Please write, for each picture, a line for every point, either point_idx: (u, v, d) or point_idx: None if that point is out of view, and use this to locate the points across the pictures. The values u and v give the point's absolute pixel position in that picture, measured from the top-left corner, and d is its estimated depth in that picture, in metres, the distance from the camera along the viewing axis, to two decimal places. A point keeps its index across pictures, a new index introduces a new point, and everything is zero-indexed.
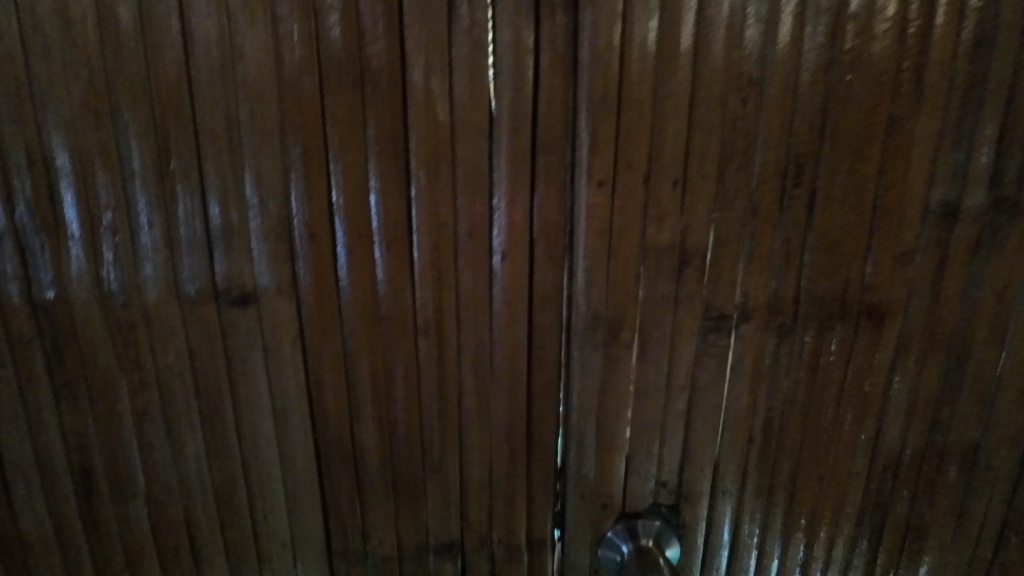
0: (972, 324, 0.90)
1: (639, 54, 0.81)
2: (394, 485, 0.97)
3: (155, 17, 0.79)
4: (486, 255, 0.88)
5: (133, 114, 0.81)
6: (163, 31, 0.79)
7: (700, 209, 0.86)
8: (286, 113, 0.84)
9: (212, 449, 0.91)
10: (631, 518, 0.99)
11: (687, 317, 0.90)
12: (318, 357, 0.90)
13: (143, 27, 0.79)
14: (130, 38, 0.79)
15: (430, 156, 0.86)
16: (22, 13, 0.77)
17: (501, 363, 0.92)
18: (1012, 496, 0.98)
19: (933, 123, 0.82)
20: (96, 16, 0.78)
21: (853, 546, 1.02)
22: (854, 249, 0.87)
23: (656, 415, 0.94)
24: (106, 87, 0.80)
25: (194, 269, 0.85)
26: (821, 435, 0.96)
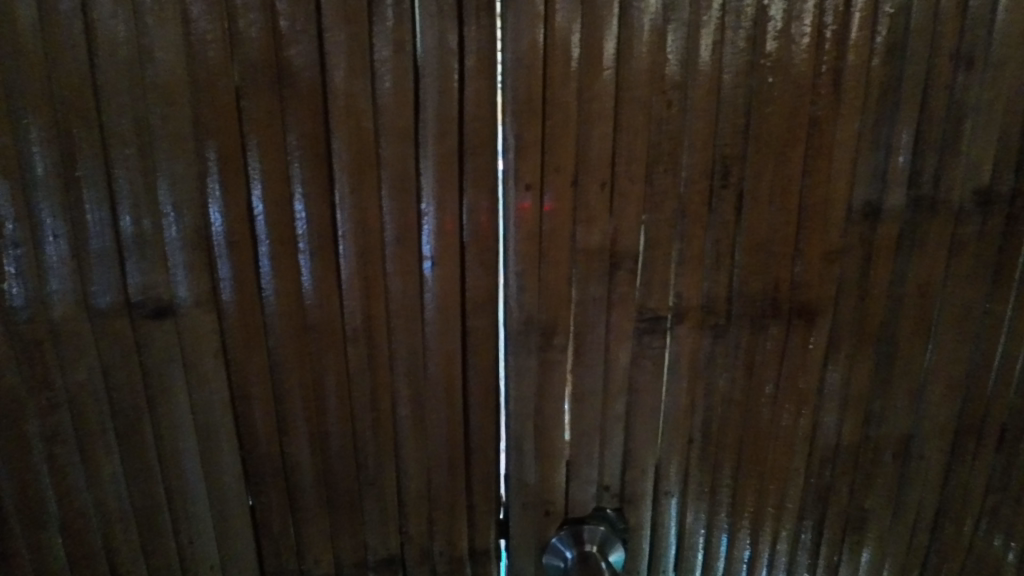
0: (896, 317, 1.01)
1: (563, 56, 0.81)
2: (330, 501, 0.94)
3: (55, 15, 0.75)
4: (416, 261, 0.85)
5: (35, 119, 0.77)
6: (66, 31, 0.76)
7: (630, 211, 0.86)
8: (200, 116, 0.80)
9: (132, 466, 0.89)
10: (575, 523, 0.99)
11: (621, 321, 0.90)
12: (245, 370, 0.88)
13: (43, 26, 0.75)
14: (29, 38, 0.75)
15: (355, 160, 0.82)
16: None
17: (435, 373, 0.89)
18: (906, 473, 1.14)
19: (845, 134, 0.91)
20: None
21: (797, 540, 1.13)
22: (783, 248, 0.92)
23: (595, 418, 0.94)
24: (4, 90, 0.76)
25: (106, 281, 0.82)
26: (760, 432, 1.02)
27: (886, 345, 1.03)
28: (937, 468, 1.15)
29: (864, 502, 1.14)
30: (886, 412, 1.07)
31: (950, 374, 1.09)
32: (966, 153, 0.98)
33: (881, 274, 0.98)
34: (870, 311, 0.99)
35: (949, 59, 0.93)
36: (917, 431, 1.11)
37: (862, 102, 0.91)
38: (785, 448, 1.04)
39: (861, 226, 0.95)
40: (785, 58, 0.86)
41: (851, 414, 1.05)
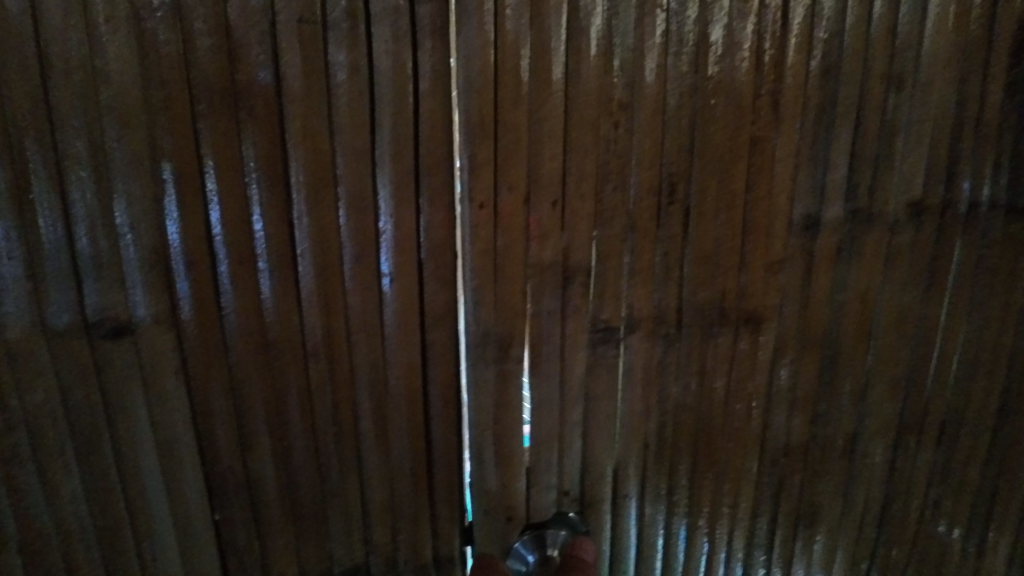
0: (837, 322, 1.07)
1: (513, 79, 0.84)
2: (295, 514, 0.95)
3: (6, 38, 0.75)
4: (374, 278, 0.88)
5: None
6: (17, 53, 0.76)
7: (582, 227, 0.90)
8: (156, 138, 0.81)
9: (92, 484, 0.89)
10: (537, 527, 1.02)
11: (576, 332, 0.94)
12: (206, 387, 0.88)
13: None
14: None
15: (312, 179, 0.84)
16: None
17: (397, 386, 0.92)
18: (852, 469, 1.20)
19: (785, 151, 0.96)
20: None
21: (753, 536, 1.18)
22: (728, 259, 0.97)
23: (553, 426, 0.98)
24: None
25: (63, 302, 0.83)
26: (713, 435, 1.06)
27: (829, 349, 1.09)
28: (881, 463, 1.22)
29: (815, 498, 1.19)
30: (832, 412, 1.14)
31: (891, 374, 1.15)
32: (899, 168, 1.04)
33: (822, 282, 1.03)
34: (813, 318, 1.05)
35: (880, 80, 0.99)
36: (862, 430, 1.18)
37: (800, 121, 0.96)
38: (737, 449, 1.09)
39: (802, 238, 1.00)
40: (727, 80, 0.91)
41: (799, 415, 1.11)
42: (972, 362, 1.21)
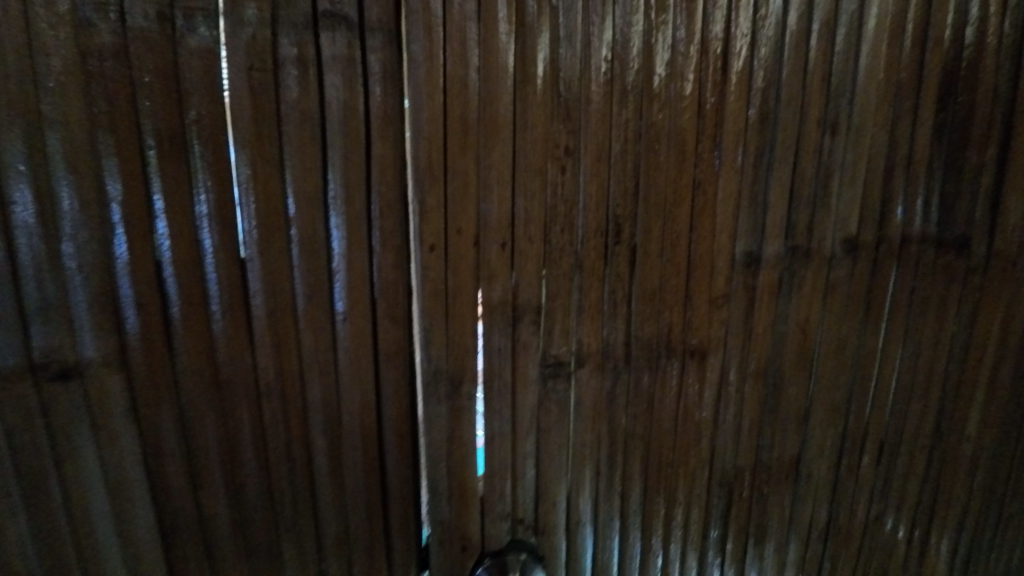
0: (780, 350, 1.13)
1: (462, 127, 0.87)
2: (249, 550, 0.96)
3: None
4: (327, 317, 0.89)
5: None
6: None
7: (530, 267, 0.94)
8: (104, 181, 0.81)
9: (38, 526, 0.88)
10: (497, 553, 1.03)
11: (527, 367, 0.97)
12: (157, 426, 0.89)
13: None
14: None
15: (263, 222, 0.85)
16: None
17: (350, 422, 0.93)
18: (798, 488, 1.26)
19: (726, 192, 1.01)
20: None
21: (705, 556, 1.22)
22: (673, 295, 1.02)
23: (506, 457, 1.00)
24: None
25: (6, 345, 0.82)
26: (664, 460, 1.11)
27: (772, 377, 1.14)
28: (825, 482, 1.28)
29: (762, 517, 1.25)
30: (777, 436, 1.19)
31: (831, 398, 1.22)
32: (835, 206, 1.10)
33: (763, 314, 1.09)
34: (755, 348, 1.10)
35: (815, 124, 1.05)
36: (805, 451, 1.23)
37: (740, 163, 1.01)
38: (687, 474, 1.14)
39: (743, 274, 1.05)
40: (669, 126, 0.96)
41: (745, 439, 1.16)
42: (907, 384, 1.28)
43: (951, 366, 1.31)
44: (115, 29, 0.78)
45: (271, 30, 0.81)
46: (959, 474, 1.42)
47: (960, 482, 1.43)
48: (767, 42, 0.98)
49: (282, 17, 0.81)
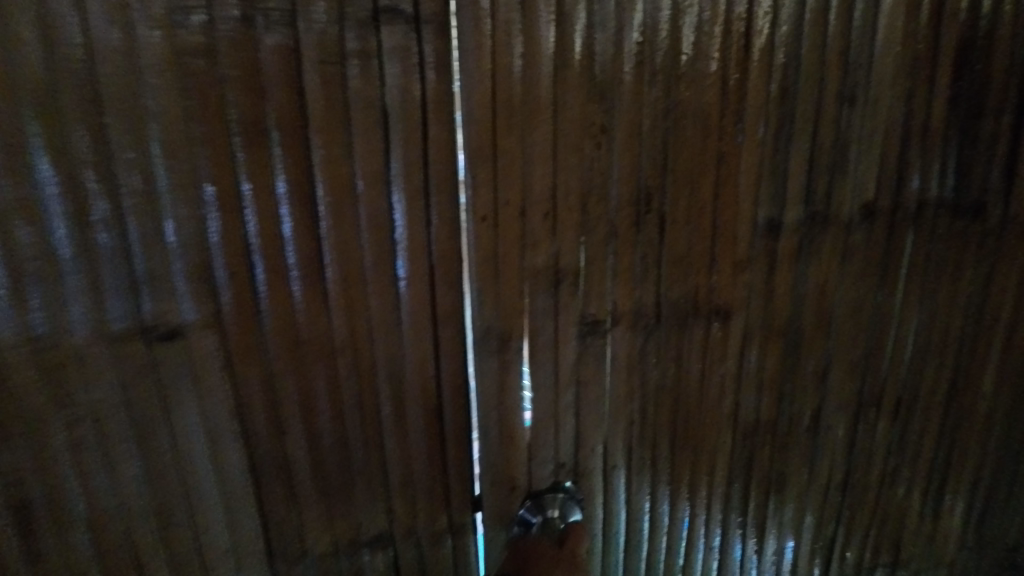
0: (800, 310, 1.22)
1: (508, 108, 0.97)
2: (326, 489, 1.10)
3: (67, 79, 0.86)
4: (390, 283, 1.01)
5: (53, 167, 0.88)
6: (75, 92, 0.86)
7: (570, 234, 1.04)
8: (198, 166, 0.92)
9: (150, 467, 1.03)
10: (536, 495, 1.17)
11: (567, 325, 1.08)
12: (247, 380, 1.02)
13: (56, 88, 0.86)
14: (45, 98, 0.86)
15: (335, 199, 0.97)
16: None
17: (412, 376, 1.05)
18: (817, 441, 1.35)
19: (749, 163, 1.09)
20: (8, 77, 0.84)
21: (729, 501, 1.33)
22: (699, 259, 1.11)
23: (549, 407, 1.12)
24: (24, 145, 0.86)
25: (123, 308, 0.95)
26: (692, 412, 1.21)
27: (793, 336, 1.23)
28: (843, 436, 1.37)
29: (783, 467, 1.34)
30: (797, 391, 1.28)
31: (849, 356, 1.30)
32: (852, 174, 1.17)
33: (784, 276, 1.18)
34: (776, 309, 1.19)
35: (834, 96, 1.11)
36: (824, 406, 1.32)
37: (762, 135, 1.09)
38: (713, 425, 1.24)
39: (765, 239, 1.14)
40: (696, 103, 1.04)
41: (767, 393, 1.25)
42: (923, 343, 1.36)
43: (967, 325, 1.37)
44: (205, 30, 0.88)
45: (338, 26, 0.91)
46: (975, 429, 1.49)
47: (975, 437, 1.50)
48: (787, 19, 1.05)
49: (348, 14, 0.91)
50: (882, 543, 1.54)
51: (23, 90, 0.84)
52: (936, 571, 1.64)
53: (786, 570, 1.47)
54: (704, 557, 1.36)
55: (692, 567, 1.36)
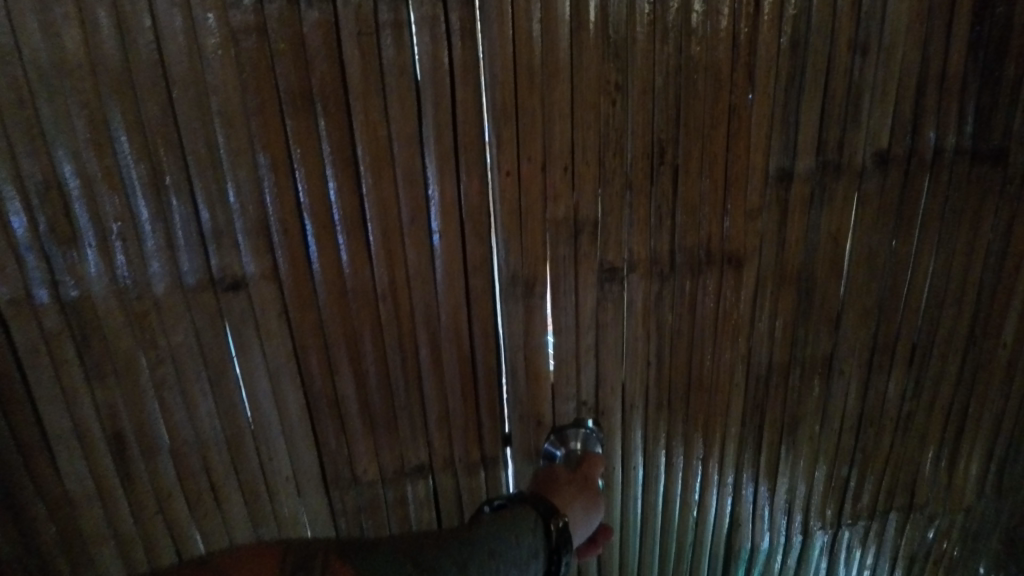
0: (813, 258, 1.27)
1: (529, 69, 1.05)
2: (373, 424, 1.23)
3: (138, 58, 0.95)
4: (426, 236, 1.11)
5: (130, 138, 0.98)
6: (146, 70, 0.96)
7: (588, 187, 1.12)
8: (254, 134, 1.02)
9: (222, 404, 1.18)
10: (559, 430, 1.29)
11: (587, 273, 1.17)
12: (302, 327, 1.14)
13: (129, 67, 0.95)
14: (119, 76, 0.95)
15: (375, 160, 1.07)
16: (26, 63, 0.91)
17: (447, 322, 1.17)
18: (830, 387, 1.42)
19: (760, 116, 1.14)
20: (88, 58, 0.93)
21: (743, 444, 1.42)
22: (712, 209, 1.18)
23: (571, 349, 1.23)
24: (104, 118, 0.96)
25: (193, 263, 1.08)
26: (705, 357, 1.30)
27: (805, 283, 1.29)
28: (856, 383, 1.43)
29: (796, 411, 1.42)
30: (810, 337, 1.34)
31: (862, 304, 1.35)
32: (866, 123, 1.20)
33: (796, 224, 1.23)
34: (789, 257, 1.25)
35: (845, 47, 1.14)
36: (837, 352, 1.38)
37: (773, 88, 1.13)
38: (727, 370, 1.32)
39: (777, 189, 1.20)
40: (707, 59, 1.09)
41: (780, 340, 1.32)
42: (940, 291, 1.39)
43: (986, 274, 1.40)
44: (255, 8, 0.97)
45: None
46: (994, 377, 1.51)
47: (995, 385, 1.53)
48: None
49: None
50: (896, 487, 1.60)
51: (102, 71, 0.94)
52: (951, 516, 1.71)
53: (799, 509, 1.55)
54: (718, 493, 1.47)
55: (707, 502, 1.47)
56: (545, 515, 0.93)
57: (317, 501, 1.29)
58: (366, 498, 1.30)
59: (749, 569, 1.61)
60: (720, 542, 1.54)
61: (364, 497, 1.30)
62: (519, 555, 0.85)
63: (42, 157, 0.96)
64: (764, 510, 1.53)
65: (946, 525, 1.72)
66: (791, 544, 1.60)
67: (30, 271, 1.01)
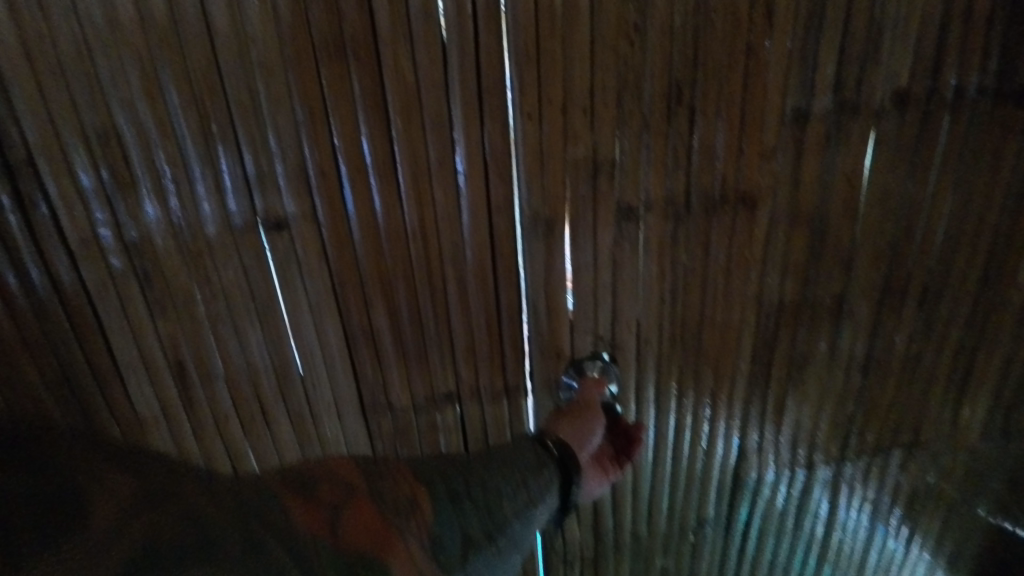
0: (827, 199, 1.31)
1: (550, 12, 1.07)
2: (406, 354, 1.35)
3: (183, 12, 1.01)
4: (452, 178, 1.18)
5: (178, 89, 1.05)
6: (190, 23, 1.02)
7: (606, 129, 1.17)
8: (290, 83, 1.08)
9: (270, 336, 1.30)
10: (577, 364, 1.38)
11: (605, 213, 1.24)
12: (340, 264, 1.24)
13: (176, 21, 1.01)
14: (167, 30, 1.01)
15: (403, 106, 1.12)
16: (82, 19, 0.98)
17: (472, 260, 1.25)
18: (838, 327, 1.47)
19: (777, 56, 1.16)
20: (137, 13, 0.99)
21: (751, 380, 1.50)
22: (727, 150, 1.22)
23: (589, 285, 1.31)
24: (155, 71, 1.03)
25: (240, 206, 1.17)
26: (718, 296, 1.36)
27: (818, 224, 1.33)
28: (866, 323, 1.48)
29: (805, 350, 1.49)
30: (821, 277, 1.39)
31: (875, 245, 1.39)
32: (886, 61, 1.20)
33: (810, 165, 1.26)
34: (802, 198, 1.29)
35: None
36: (848, 293, 1.43)
37: (791, 28, 1.14)
38: (739, 308, 1.39)
39: (792, 129, 1.22)
40: None
41: (791, 280, 1.38)
42: (955, 233, 1.41)
43: (1004, 216, 1.41)
44: None
45: None
46: (1006, 319, 1.55)
47: (1007, 328, 1.56)
48: None
49: None
50: (901, 425, 1.67)
51: (151, 25, 1.00)
52: (955, 455, 1.77)
53: (804, 443, 1.64)
54: (727, 427, 1.56)
55: (716, 435, 1.57)
56: (539, 438, 1.00)
57: (357, 424, 1.43)
58: (400, 423, 1.44)
59: (754, 498, 1.72)
60: (728, 473, 1.65)
61: (398, 422, 1.44)
62: (530, 463, 0.92)
63: (99, 108, 1.04)
64: (770, 444, 1.62)
65: (950, 464, 1.79)
66: (795, 477, 1.70)
67: (96, 214, 1.11)
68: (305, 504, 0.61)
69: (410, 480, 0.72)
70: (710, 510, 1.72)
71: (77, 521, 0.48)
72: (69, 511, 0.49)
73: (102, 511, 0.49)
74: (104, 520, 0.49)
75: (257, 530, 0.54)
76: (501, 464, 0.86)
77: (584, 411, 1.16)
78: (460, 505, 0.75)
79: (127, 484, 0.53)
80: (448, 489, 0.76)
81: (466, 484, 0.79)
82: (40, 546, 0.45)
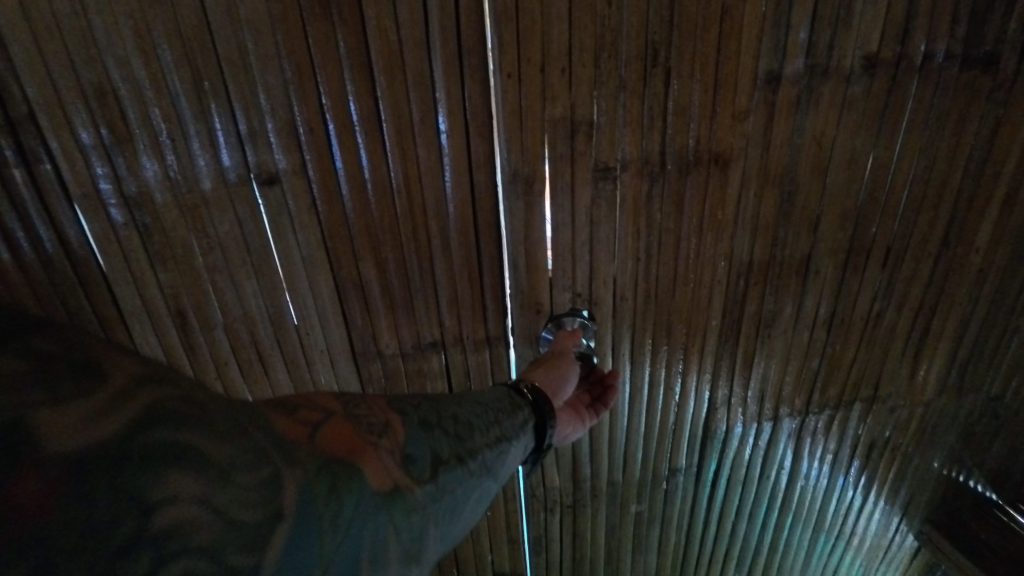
0: (797, 161, 1.37)
1: None
2: (394, 305, 1.43)
3: None
4: (435, 136, 1.24)
5: (170, 46, 1.09)
6: None
7: (583, 89, 1.22)
8: (277, 40, 1.11)
9: (265, 287, 1.38)
10: (557, 318, 1.46)
11: (581, 171, 1.30)
12: (330, 218, 1.31)
13: None
14: None
15: (388, 65, 1.16)
16: None
17: (455, 215, 1.32)
18: (805, 285, 1.55)
19: (751, 18, 1.19)
20: None
21: (722, 336, 1.59)
22: (701, 112, 1.27)
23: (567, 242, 1.38)
24: (146, 28, 1.06)
25: (234, 161, 1.22)
26: (690, 255, 1.44)
27: (788, 185, 1.40)
28: (831, 282, 1.56)
29: (774, 308, 1.57)
30: (790, 237, 1.46)
31: (841, 207, 1.46)
32: (857, 25, 1.24)
33: (781, 127, 1.32)
34: (772, 160, 1.35)
35: None
36: (815, 253, 1.50)
37: None
38: (710, 266, 1.46)
39: (764, 92, 1.27)
40: None
41: (760, 239, 1.45)
42: (918, 196, 1.48)
43: (966, 180, 1.47)
44: None
45: None
46: (966, 280, 1.63)
47: (965, 288, 1.64)
48: None
49: None
50: (862, 380, 1.78)
51: None
52: (913, 410, 1.89)
53: (771, 397, 1.75)
54: (698, 380, 1.66)
55: (688, 388, 1.67)
56: (514, 386, 1.09)
57: (349, 370, 1.53)
58: (390, 368, 1.54)
59: (723, 447, 1.85)
60: (699, 424, 1.76)
61: (388, 367, 1.54)
62: (505, 405, 0.99)
63: (95, 65, 1.07)
64: (738, 397, 1.73)
65: (907, 418, 1.91)
66: (761, 429, 1.83)
67: (96, 168, 1.16)
68: (287, 419, 0.58)
69: (383, 408, 0.71)
70: (682, 458, 1.85)
71: (94, 382, 0.42)
72: (83, 363, 0.43)
73: (112, 367, 0.45)
74: (116, 375, 0.45)
75: (250, 427, 0.52)
76: (472, 403, 0.89)
77: (555, 357, 1.28)
78: (431, 430, 0.75)
79: (133, 359, 0.48)
80: (420, 416, 0.75)
81: (437, 415, 0.79)
82: (63, 373, 0.41)
